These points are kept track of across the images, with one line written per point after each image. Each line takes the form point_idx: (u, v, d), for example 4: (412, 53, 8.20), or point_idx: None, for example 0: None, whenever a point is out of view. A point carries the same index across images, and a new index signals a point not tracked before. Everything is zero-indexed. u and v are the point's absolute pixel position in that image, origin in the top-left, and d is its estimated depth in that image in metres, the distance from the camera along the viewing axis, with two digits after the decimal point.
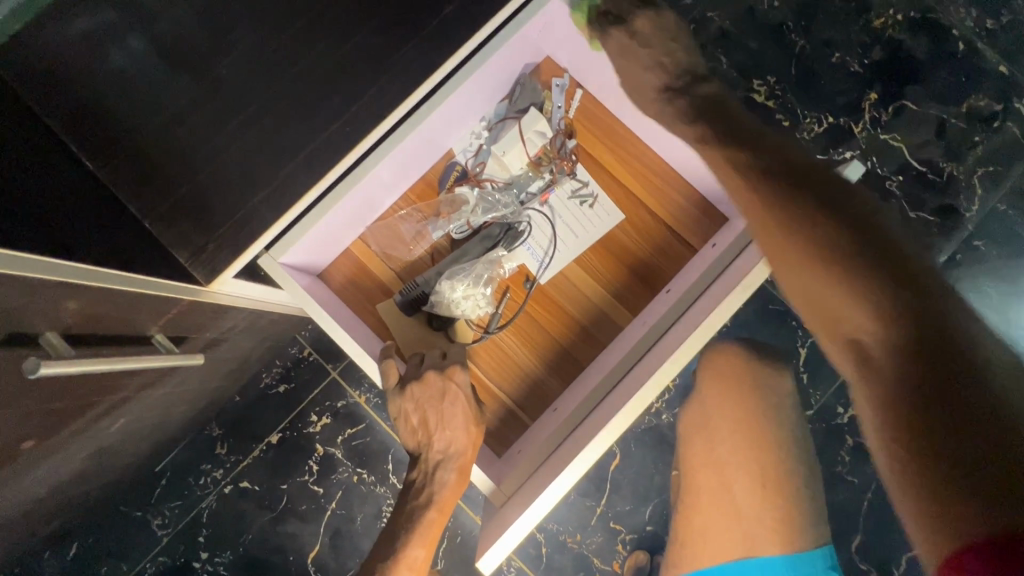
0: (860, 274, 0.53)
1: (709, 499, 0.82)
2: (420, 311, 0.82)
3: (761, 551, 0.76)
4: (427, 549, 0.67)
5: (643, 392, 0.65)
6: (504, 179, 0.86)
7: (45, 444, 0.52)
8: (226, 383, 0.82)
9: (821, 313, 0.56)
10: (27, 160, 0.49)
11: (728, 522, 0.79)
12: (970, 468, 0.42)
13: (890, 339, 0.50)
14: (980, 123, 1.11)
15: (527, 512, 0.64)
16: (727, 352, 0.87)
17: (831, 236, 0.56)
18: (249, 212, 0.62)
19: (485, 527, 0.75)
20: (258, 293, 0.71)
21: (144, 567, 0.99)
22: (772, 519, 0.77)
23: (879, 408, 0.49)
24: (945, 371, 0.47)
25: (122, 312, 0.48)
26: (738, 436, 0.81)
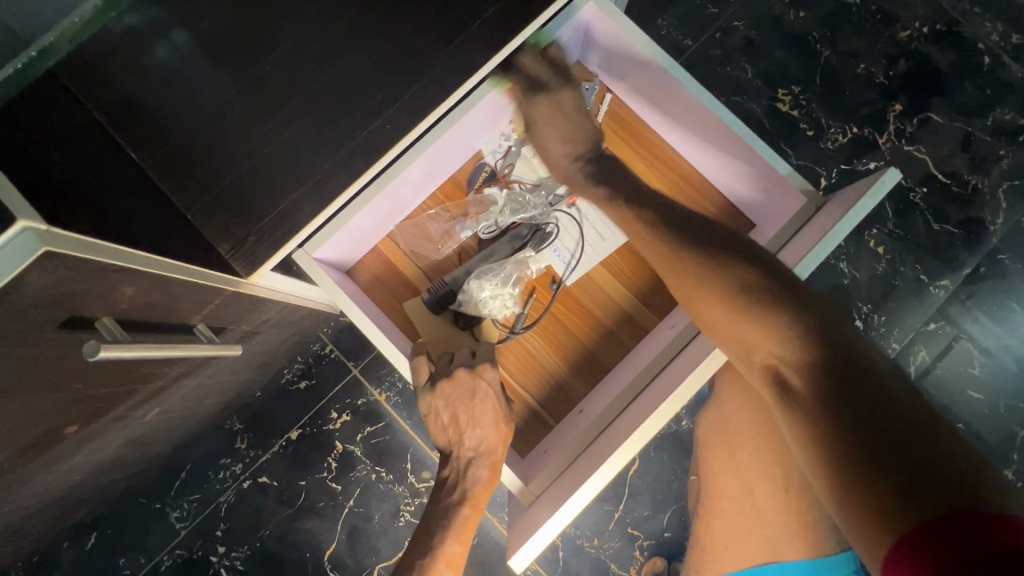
0: (760, 307, 0.56)
1: (732, 504, 0.83)
2: (447, 310, 0.82)
3: (785, 556, 0.76)
4: (463, 546, 0.66)
5: (675, 396, 0.65)
6: (532, 180, 0.88)
7: (87, 429, 0.52)
8: (252, 377, 0.83)
9: (732, 341, 0.58)
10: (80, 154, 0.50)
11: (751, 526, 0.79)
12: (902, 468, 0.45)
13: (803, 358, 0.54)
14: (1005, 137, 1.11)
15: (558, 512, 0.64)
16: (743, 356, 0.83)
17: (727, 266, 0.59)
18: (290, 205, 0.61)
19: (512, 527, 0.75)
20: (294, 288, 0.71)
21: (160, 560, 0.99)
22: (801, 526, 0.77)
23: (811, 433, 0.50)
24: (847, 384, 0.51)
25: (173, 300, 0.49)
26: (759, 441, 0.80)
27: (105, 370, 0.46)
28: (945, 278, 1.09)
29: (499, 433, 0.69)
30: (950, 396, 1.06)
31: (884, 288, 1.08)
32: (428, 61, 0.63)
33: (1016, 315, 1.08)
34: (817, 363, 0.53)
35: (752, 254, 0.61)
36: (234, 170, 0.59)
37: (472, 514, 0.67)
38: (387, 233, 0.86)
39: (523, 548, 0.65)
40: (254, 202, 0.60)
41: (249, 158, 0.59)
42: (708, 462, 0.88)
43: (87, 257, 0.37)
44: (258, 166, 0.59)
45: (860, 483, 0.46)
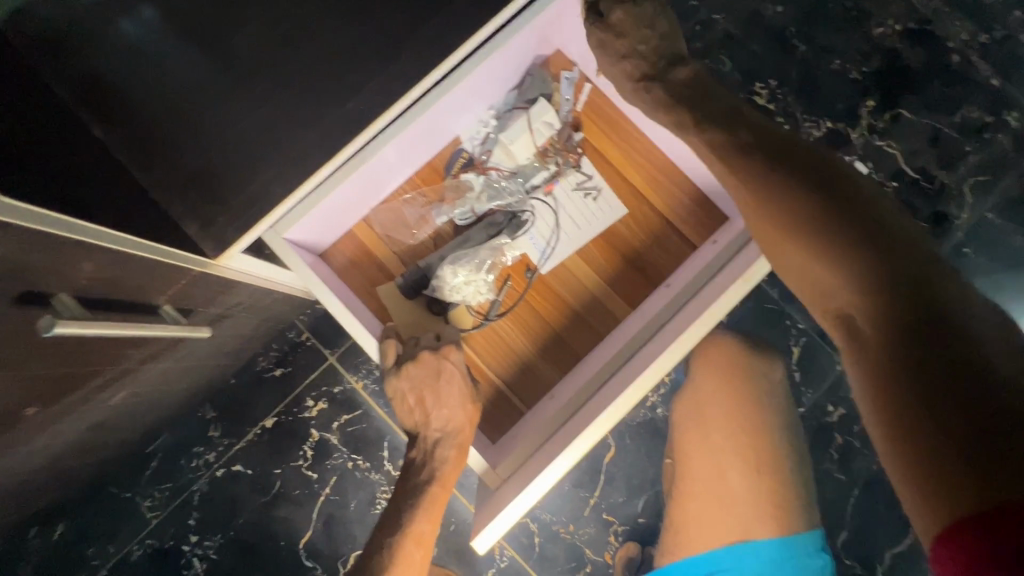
0: (842, 242, 0.52)
1: (705, 486, 0.83)
2: (421, 295, 0.82)
3: (755, 537, 0.79)
4: (433, 524, 0.67)
5: (642, 378, 0.67)
6: (510, 168, 0.87)
7: (48, 411, 0.51)
8: (225, 362, 0.82)
9: (806, 280, 0.54)
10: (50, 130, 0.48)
11: (722, 509, 0.81)
12: (986, 437, 0.41)
13: (884, 303, 0.49)
14: (972, 134, 1.14)
15: (526, 491, 0.65)
16: (721, 341, 0.87)
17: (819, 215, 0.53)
18: (258, 190, 0.60)
19: (479, 507, 0.76)
20: (266, 271, 0.71)
21: (131, 550, 0.97)
22: (771, 508, 0.80)
23: (877, 385, 0.47)
24: (931, 339, 0.46)
25: (138, 279, 0.48)
26: (732, 426, 0.82)
27: (66, 349, 0.45)
28: None
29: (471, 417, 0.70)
30: None
31: None
32: (402, 42, 0.62)
33: None
34: (907, 322, 0.47)
35: (840, 189, 0.55)
36: (205, 151, 0.58)
37: (440, 494, 0.68)
38: (362, 219, 0.86)
39: (490, 526, 0.67)
40: (223, 185, 0.59)
41: (218, 140, 0.58)
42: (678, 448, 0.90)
43: (40, 230, 0.36)
44: (224, 145, 0.58)
45: (921, 441, 0.43)
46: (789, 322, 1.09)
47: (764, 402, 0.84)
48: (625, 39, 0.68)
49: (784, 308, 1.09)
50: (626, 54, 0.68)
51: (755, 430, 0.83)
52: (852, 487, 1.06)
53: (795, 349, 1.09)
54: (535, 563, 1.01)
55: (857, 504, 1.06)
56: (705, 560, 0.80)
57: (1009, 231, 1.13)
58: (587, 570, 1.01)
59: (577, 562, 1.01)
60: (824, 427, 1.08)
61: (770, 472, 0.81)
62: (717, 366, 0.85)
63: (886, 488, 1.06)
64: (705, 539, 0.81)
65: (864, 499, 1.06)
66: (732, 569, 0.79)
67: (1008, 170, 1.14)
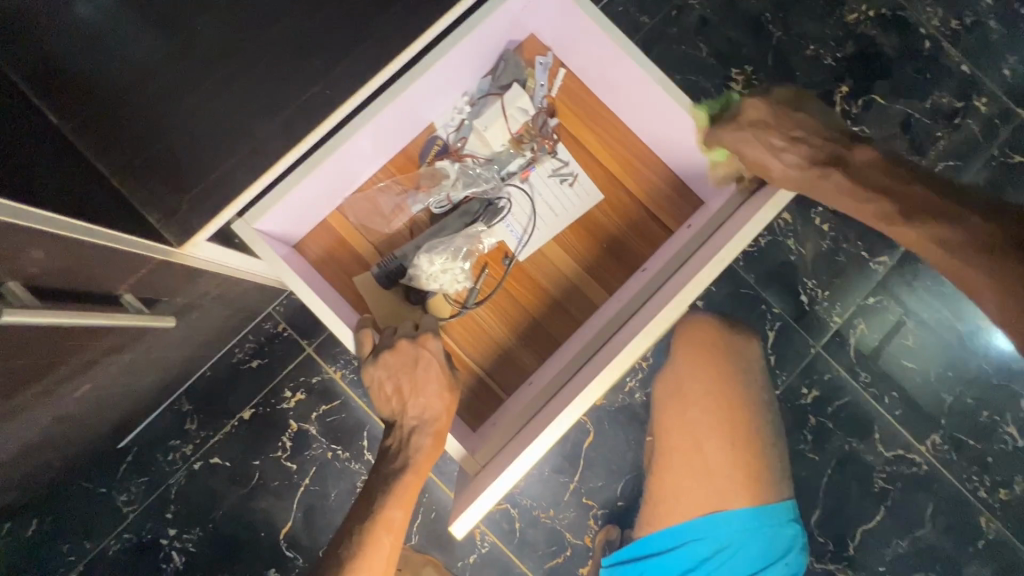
0: None
1: (684, 457, 0.93)
2: (397, 285, 0.82)
3: (733, 505, 0.87)
4: (405, 511, 0.68)
5: (618, 362, 0.67)
6: (485, 156, 0.86)
7: (4, 404, 0.50)
8: (196, 353, 0.81)
9: None
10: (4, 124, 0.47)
11: (702, 479, 0.89)
12: None
13: None
14: (943, 119, 1.16)
15: (504, 476, 0.66)
16: (700, 325, 1.00)
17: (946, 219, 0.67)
18: (224, 174, 0.59)
19: (459, 492, 0.77)
20: (235, 261, 0.69)
21: (107, 545, 0.96)
22: (743, 478, 0.89)
23: None
24: None
25: (95, 269, 0.47)
26: (709, 401, 0.93)
27: (20, 340, 0.44)
28: (884, 254, 1.12)
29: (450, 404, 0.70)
30: (885, 366, 1.11)
31: (829, 263, 1.12)
32: (366, 24, 0.61)
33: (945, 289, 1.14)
34: None
35: None
36: (164, 138, 0.56)
37: (416, 481, 0.68)
38: (336, 207, 0.85)
39: (469, 511, 0.67)
40: (184, 170, 0.57)
41: (176, 125, 0.57)
42: (660, 424, 1.00)
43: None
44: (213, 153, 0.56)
45: None
46: (764, 307, 1.11)
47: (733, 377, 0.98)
48: (778, 128, 0.72)
49: (759, 293, 1.11)
50: (786, 143, 0.71)
51: (726, 402, 0.94)
52: (825, 466, 1.09)
53: (770, 333, 1.10)
54: (516, 548, 1.02)
55: (830, 482, 1.09)
56: (681, 532, 0.87)
57: None
58: (567, 553, 1.02)
59: (557, 546, 1.02)
60: (798, 409, 1.10)
61: (742, 440, 0.93)
62: (695, 345, 0.98)
63: (857, 466, 1.09)
64: (690, 509, 0.89)
65: (837, 478, 1.09)
66: (706, 536, 0.85)
67: (976, 154, 1.16)
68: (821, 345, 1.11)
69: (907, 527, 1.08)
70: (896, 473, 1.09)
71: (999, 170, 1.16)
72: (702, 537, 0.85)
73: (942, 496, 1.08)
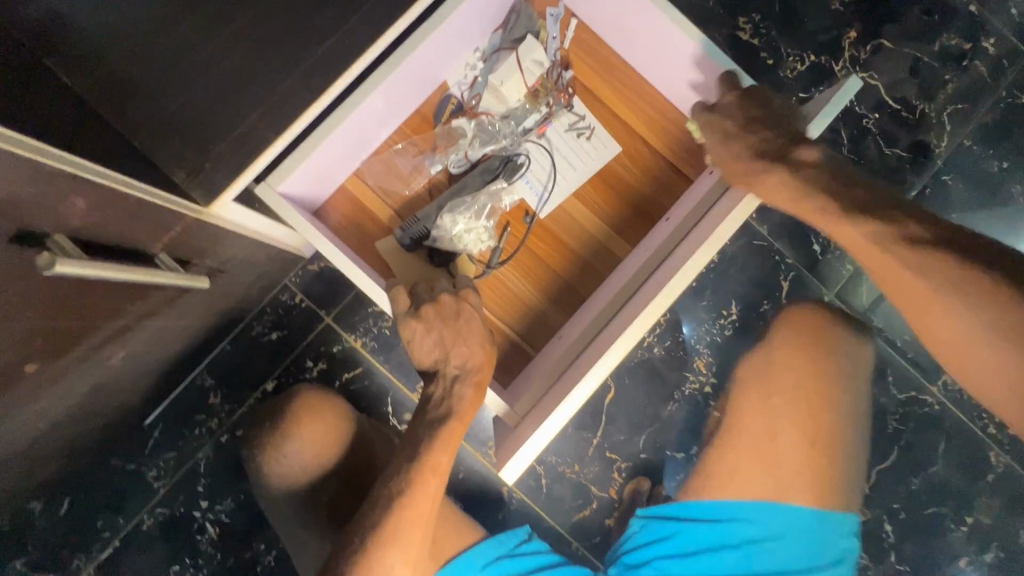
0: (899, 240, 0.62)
1: (750, 444, 0.84)
2: (421, 246, 0.81)
3: (793, 501, 0.81)
4: (450, 455, 0.71)
5: (655, 306, 0.68)
6: (501, 112, 0.84)
7: (49, 367, 0.50)
8: (220, 322, 0.80)
9: (889, 277, 0.64)
10: (32, 95, 0.44)
11: (767, 468, 0.82)
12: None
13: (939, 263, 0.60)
14: (951, 61, 1.15)
15: (546, 424, 0.67)
16: (809, 315, 0.88)
17: (955, 256, 0.60)
18: (249, 130, 0.57)
19: (499, 446, 0.78)
20: (261, 224, 0.68)
21: (141, 520, 0.97)
22: (813, 477, 0.82)
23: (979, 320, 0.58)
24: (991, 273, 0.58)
25: (129, 224, 0.46)
26: (797, 393, 0.83)
27: (62, 295, 0.43)
28: None
29: (486, 353, 0.72)
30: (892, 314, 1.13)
31: None
32: None
33: None
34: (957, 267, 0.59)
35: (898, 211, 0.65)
36: (183, 97, 0.54)
37: (458, 431, 0.70)
38: (353, 171, 0.83)
39: (515, 460, 0.68)
40: (207, 129, 0.55)
41: (195, 83, 0.54)
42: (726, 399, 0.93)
43: (37, 158, 0.35)
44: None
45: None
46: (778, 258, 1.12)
47: (839, 383, 0.84)
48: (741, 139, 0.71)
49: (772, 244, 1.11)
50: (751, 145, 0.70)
51: (815, 396, 0.83)
52: None
53: (785, 284, 1.11)
54: (544, 503, 1.04)
55: None
56: (726, 504, 0.82)
57: (986, 156, 1.15)
58: (593, 506, 1.04)
59: (583, 499, 1.04)
60: None
61: (825, 449, 0.83)
62: (802, 332, 0.86)
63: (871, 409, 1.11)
64: (741, 488, 0.82)
65: None
66: (757, 520, 0.81)
67: (985, 96, 1.15)
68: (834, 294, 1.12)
69: (919, 465, 1.11)
70: (908, 414, 1.11)
71: (1006, 111, 1.15)
72: (746, 518, 0.81)
73: (955, 434, 1.11)
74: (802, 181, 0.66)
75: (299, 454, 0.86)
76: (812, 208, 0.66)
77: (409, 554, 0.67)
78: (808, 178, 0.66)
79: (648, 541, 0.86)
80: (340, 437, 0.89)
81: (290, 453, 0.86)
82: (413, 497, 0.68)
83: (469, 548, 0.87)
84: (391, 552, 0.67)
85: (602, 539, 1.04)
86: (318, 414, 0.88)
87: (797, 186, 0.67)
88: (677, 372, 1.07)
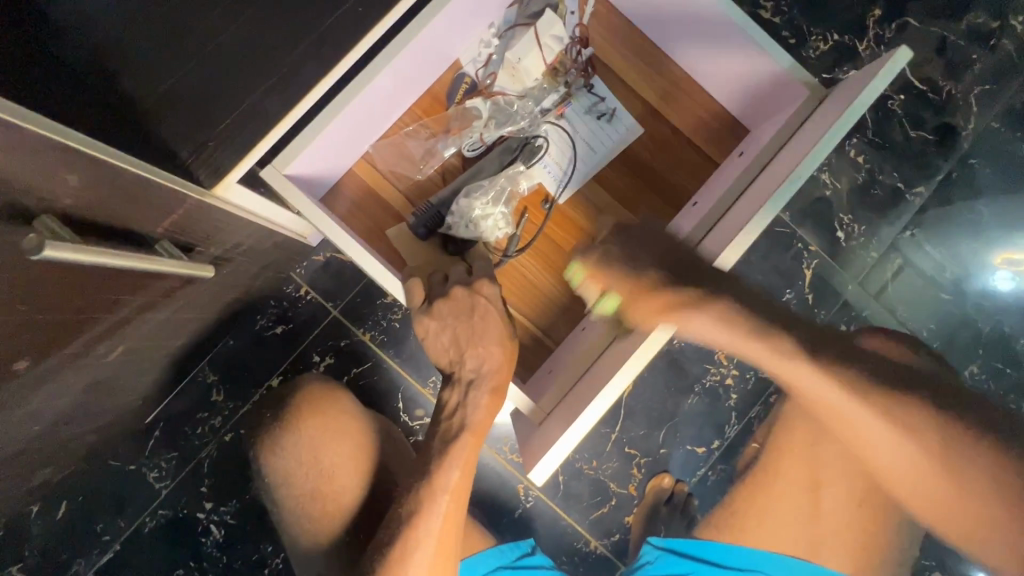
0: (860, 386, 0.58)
1: (788, 521, 0.91)
2: (435, 234, 0.76)
3: (823, 560, 0.88)
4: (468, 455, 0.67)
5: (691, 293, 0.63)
6: (518, 92, 0.79)
7: (40, 364, 0.46)
8: (222, 316, 0.76)
9: (883, 446, 0.61)
10: None
11: (811, 527, 0.90)
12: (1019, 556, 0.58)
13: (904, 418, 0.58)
14: (978, 40, 1.11)
15: (576, 423, 0.63)
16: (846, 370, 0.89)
17: (972, 451, 0.57)
18: (253, 104, 0.52)
19: (524, 448, 0.74)
20: (264, 209, 0.63)
21: (143, 522, 0.93)
22: (855, 545, 0.90)
23: (977, 499, 0.58)
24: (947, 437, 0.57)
25: (124, 205, 0.41)
26: (848, 472, 0.87)
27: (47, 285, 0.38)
28: (921, 185, 1.10)
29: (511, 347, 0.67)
30: (910, 306, 1.11)
31: (864, 198, 1.09)
32: None
33: (980, 217, 1.12)
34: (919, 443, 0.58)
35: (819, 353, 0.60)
36: None
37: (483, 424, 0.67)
38: (361, 154, 0.79)
39: (544, 461, 0.64)
40: None
41: None
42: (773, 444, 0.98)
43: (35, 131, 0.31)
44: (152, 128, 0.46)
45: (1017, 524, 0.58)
46: (800, 245, 1.08)
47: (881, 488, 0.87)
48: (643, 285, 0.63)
49: (795, 232, 1.08)
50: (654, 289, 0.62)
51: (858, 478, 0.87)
52: None
53: (808, 272, 1.08)
54: (561, 501, 1.00)
55: None
56: (750, 552, 0.86)
57: (1014, 139, 1.11)
58: (612, 503, 1.01)
59: (602, 496, 1.01)
60: None
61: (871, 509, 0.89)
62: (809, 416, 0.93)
63: None
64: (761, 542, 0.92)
65: None
66: None
67: (1014, 76, 1.11)
68: (856, 282, 1.09)
69: None
70: None
71: None
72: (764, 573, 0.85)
73: None
74: (735, 320, 0.60)
75: (296, 449, 0.83)
76: (760, 348, 0.60)
77: (438, 551, 0.67)
78: (739, 318, 0.60)
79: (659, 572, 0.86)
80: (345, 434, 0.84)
81: (289, 444, 0.83)
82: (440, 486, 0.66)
83: (469, 556, 0.89)
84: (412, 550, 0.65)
85: (621, 537, 1.01)
86: (317, 407, 0.85)
87: (731, 326, 0.60)
88: (699, 364, 1.02)
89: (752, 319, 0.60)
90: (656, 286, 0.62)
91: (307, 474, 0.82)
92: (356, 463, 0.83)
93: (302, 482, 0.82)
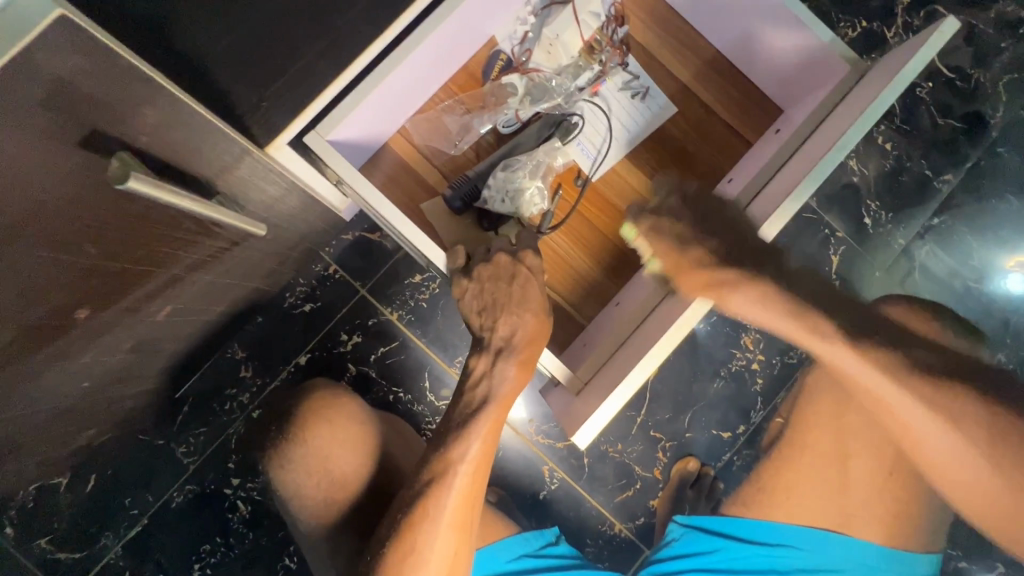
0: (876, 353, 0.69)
1: (813, 486, 0.93)
2: (470, 210, 0.76)
3: (855, 534, 0.88)
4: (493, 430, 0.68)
5: None
6: (552, 69, 0.80)
7: (100, 314, 0.46)
8: (258, 287, 0.77)
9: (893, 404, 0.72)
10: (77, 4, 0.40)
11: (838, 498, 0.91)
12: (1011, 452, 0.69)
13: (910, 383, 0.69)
14: (1008, 28, 1.10)
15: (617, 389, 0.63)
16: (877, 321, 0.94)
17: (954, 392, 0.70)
18: (305, 67, 0.52)
19: (565, 422, 0.74)
20: (307, 175, 0.63)
21: (171, 497, 0.93)
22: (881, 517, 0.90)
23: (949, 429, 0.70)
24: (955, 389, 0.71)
25: (191, 152, 0.42)
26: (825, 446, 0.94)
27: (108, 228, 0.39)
28: (949, 173, 1.09)
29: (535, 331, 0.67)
30: (935, 292, 1.11)
31: (892, 185, 1.09)
32: None
33: (1008, 206, 1.11)
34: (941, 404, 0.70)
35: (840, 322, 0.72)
36: None
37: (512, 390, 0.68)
38: (397, 129, 0.80)
39: (587, 426, 0.64)
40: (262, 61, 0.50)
41: None
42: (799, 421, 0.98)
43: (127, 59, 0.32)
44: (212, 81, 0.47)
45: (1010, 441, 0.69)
46: (827, 231, 1.08)
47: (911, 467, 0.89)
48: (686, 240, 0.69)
49: (821, 217, 1.08)
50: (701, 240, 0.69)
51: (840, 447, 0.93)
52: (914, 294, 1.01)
53: (835, 258, 1.08)
54: (586, 483, 1.00)
55: None
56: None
57: None
58: (637, 486, 1.01)
59: (627, 479, 1.01)
60: None
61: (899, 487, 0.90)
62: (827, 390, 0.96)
63: None
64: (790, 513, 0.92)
65: None
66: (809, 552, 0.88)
67: None
68: (883, 268, 1.09)
69: None
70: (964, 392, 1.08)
71: None
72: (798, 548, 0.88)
73: None
74: (805, 313, 0.70)
75: (304, 460, 0.80)
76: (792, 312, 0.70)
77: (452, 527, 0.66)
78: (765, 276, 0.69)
79: (689, 549, 0.90)
80: (355, 438, 0.82)
81: (298, 456, 0.80)
82: (454, 460, 0.66)
83: (490, 543, 0.86)
84: (426, 525, 0.65)
85: (646, 521, 1.01)
86: (325, 414, 0.83)
87: (767, 304, 0.69)
88: (725, 349, 1.02)
89: (811, 309, 0.70)
90: (706, 264, 0.67)
91: (317, 484, 0.79)
92: (361, 469, 0.81)
93: (314, 492, 0.79)
